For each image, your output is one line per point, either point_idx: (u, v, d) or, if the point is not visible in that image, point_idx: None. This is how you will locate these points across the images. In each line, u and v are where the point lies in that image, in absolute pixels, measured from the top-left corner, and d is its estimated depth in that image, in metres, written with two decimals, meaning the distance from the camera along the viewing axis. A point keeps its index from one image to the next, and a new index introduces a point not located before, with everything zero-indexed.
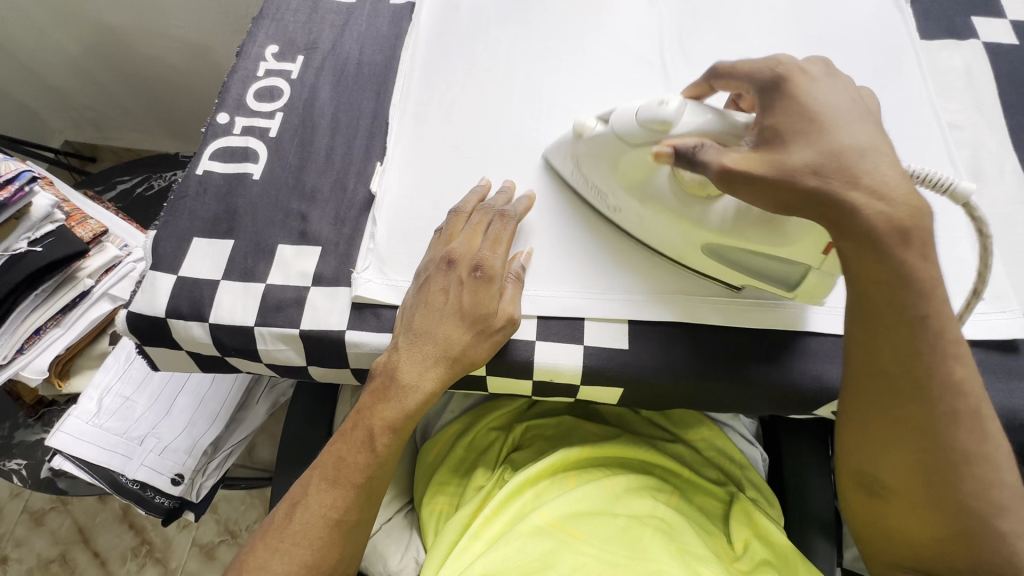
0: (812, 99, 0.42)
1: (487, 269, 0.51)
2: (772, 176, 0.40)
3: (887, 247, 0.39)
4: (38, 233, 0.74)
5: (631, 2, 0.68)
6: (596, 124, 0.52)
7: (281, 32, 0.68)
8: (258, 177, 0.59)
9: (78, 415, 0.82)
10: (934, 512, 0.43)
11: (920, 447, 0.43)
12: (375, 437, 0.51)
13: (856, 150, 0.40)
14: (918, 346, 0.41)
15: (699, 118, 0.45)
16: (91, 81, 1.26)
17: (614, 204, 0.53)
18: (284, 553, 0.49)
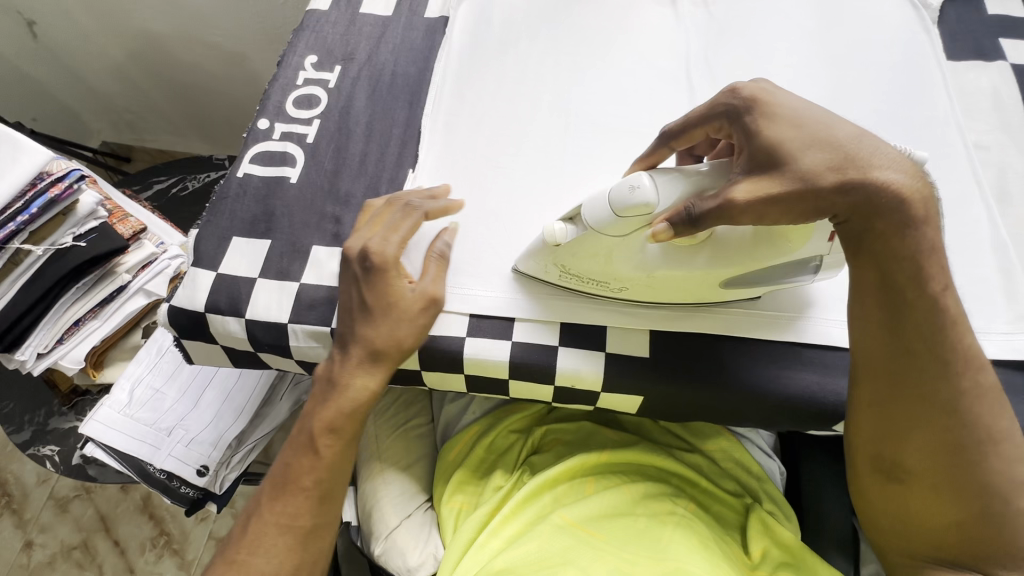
0: (788, 107, 0.44)
1: (375, 258, 0.52)
2: (795, 188, 0.41)
3: (913, 223, 0.42)
4: (82, 229, 0.77)
5: (657, 19, 0.70)
6: (563, 227, 0.49)
7: (320, 43, 0.71)
8: (295, 181, 0.62)
9: (110, 405, 0.85)
10: (955, 493, 0.46)
11: (943, 425, 0.46)
12: (316, 438, 0.54)
13: (855, 140, 0.42)
14: (938, 322, 0.44)
15: (674, 181, 0.44)
16: (131, 85, 1.32)
17: (618, 285, 0.52)
18: (242, 568, 0.52)
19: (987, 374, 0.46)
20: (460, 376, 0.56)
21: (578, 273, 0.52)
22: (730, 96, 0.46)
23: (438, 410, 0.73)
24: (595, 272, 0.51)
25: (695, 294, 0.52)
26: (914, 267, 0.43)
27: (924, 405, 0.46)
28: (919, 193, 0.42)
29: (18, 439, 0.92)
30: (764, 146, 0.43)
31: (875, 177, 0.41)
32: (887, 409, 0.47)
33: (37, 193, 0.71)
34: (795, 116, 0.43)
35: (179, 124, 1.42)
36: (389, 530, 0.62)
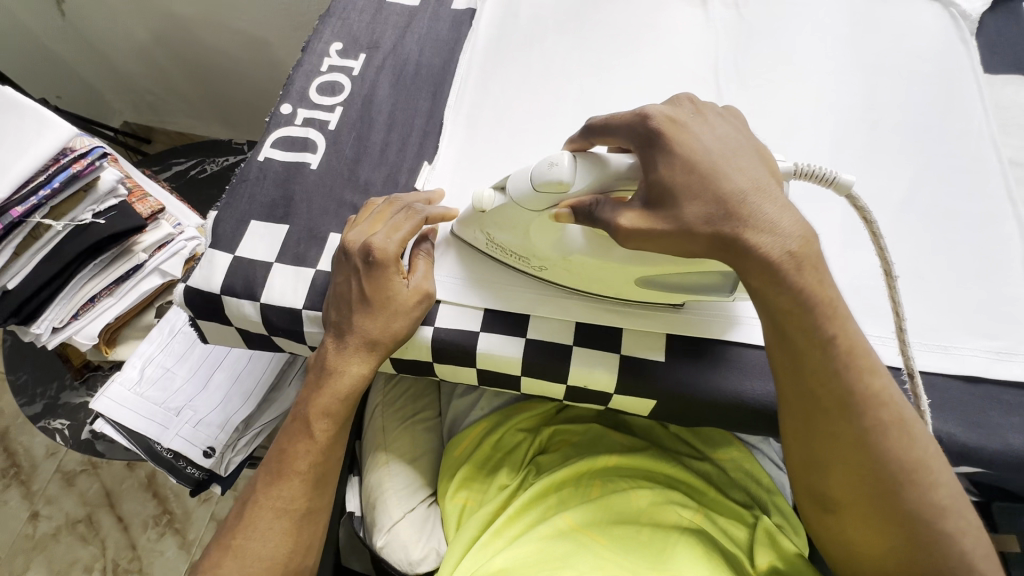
0: (689, 148, 0.42)
1: (377, 254, 0.51)
2: (669, 232, 0.42)
3: (786, 276, 0.41)
4: (102, 207, 0.78)
5: (687, 19, 0.69)
6: (492, 194, 0.50)
7: (346, 31, 0.71)
8: (315, 167, 0.61)
9: (121, 381, 0.85)
10: (882, 523, 0.45)
11: (858, 464, 0.45)
12: (311, 422, 0.54)
13: (739, 195, 0.41)
14: (830, 367, 0.44)
15: (592, 169, 0.45)
16: (154, 66, 1.33)
17: (538, 263, 0.53)
18: (237, 552, 0.53)
19: (893, 409, 0.44)
20: (473, 370, 0.55)
21: (502, 243, 0.53)
22: (641, 122, 0.45)
23: (446, 405, 0.73)
24: (517, 245, 0.52)
25: (613, 288, 0.53)
26: (798, 317, 0.43)
27: (834, 444, 0.45)
28: (790, 252, 0.41)
29: (29, 411, 0.93)
30: (656, 183, 0.43)
31: (749, 236, 0.41)
32: (806, 447, 0.47)
33: (58, 169, 0.72)
34: (691, 158, 0.42)
35: (199, 107, 1.42)
36: (393, 523, 0.61)
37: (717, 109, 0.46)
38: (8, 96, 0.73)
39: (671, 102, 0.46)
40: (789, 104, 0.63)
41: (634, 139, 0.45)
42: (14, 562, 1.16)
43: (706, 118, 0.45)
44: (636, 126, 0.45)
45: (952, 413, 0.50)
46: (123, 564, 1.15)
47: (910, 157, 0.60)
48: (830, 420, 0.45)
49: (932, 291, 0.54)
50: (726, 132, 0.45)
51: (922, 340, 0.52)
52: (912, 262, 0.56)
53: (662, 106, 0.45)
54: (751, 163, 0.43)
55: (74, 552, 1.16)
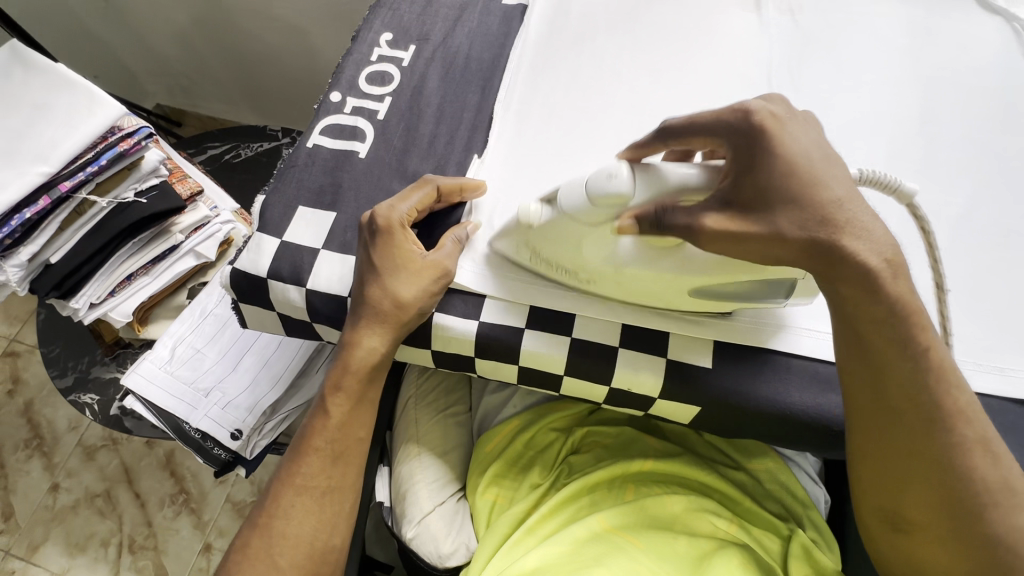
0: (790, 151, 0.41)
1: (381, 222, 0.52)
2: (761, 235, 0.41)
3: (881, 284, 0.41)
4: (144, 185, 0.79)
5: (742, 24, 0.68)
6: (539, 207, 0.50)
7: (396, 22, 0.71)
8: (364, 156, 0.62)
9: (152, 359, 0.87)
10: (957, 540, 0.44)
11: (939, 480, 0.44)
12: (327, 398, 0.55)
13: (835, 203, 0.40)
14: (925, 380, 0.43)
15: (653, 179, 0.44)
16: (191, 50, 1.34)
17: (587, 276, 0.52)
18: (264, 530, 0.53)
19: (978, 426, 0.44)
20: (515, 366, 0.55)
21: (549, 257, 0.52)
22: (740, 119, 0.42)
23: (477, 400, 0.73)
24: (564, 258, 0.51)
25: (664, 299, 0.51)
26: (886, 329, 0.42)
27: (911, 460, 0.44)
28: (887, 260, 0.41)
29: (60, 384, 0.95)
30: (747, 186, 0.42)
31: (847, 244, 0.40)
32: (879, 462, 0.46)
33: (107, 147, 0.72)
34: (790, 159, 0.41)
35: (232, 93, 1.43)
36: (423, 515, 0.62)
37: (805, 114, 0.45)
38: (61, 73, 0.73)
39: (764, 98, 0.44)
40: (845, 114, 0.62)
41: (725, 133, 0.43)
42: (33, 531, 1.18)
43: (800, 119, 0.43)
44: (735, 125, 0.43)
45: (1005, 435, 0.49)
46: (139, 540, 1.16)
47: (969, 174, 0.59)
48: (910, 435, 0.44)
49: (987, 311, 0.53)
50: (818, 136, 0.43)
51: (977, 360, 0.52)
52: (967, 280, 0.55)
53: (762, 101, 0.43)
54: (843, 171, 0.42)
55: (91, 526, 1.18)
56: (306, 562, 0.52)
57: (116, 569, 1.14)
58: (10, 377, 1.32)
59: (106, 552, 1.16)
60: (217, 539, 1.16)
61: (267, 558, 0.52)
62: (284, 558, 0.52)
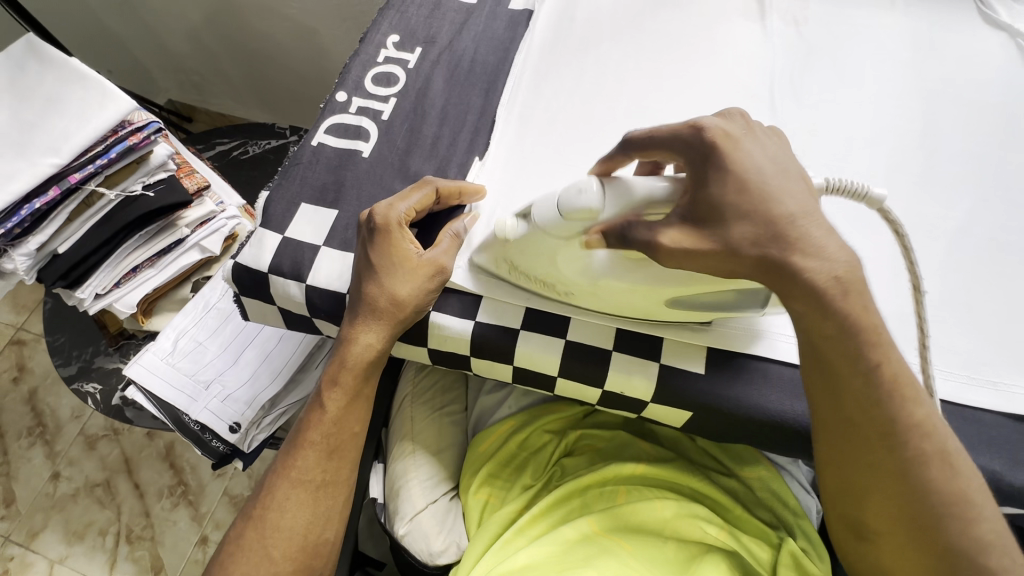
0: (741, 167, 0.42)
1: (380, 220, 0.52)
2: (712, 252, 0.42)
3: (830, 302, 0.41)
4: (152, 179, 0.80)
5: (747, 34, 0.68)
6: (514, 222, 0.50)
7: (403, 24, 0.71)
8: (367, 155, 0.62)
9: (154, 351, 0.88)
10: (917, 550, 0.44)
11: (896, 492, 0.44)
12: (324, 393, 0.55)
13: (788, 219, 0.41)
14: (877, 395, 0.43)
15: (622, 195, 0.44)
16: (203, 47, 1.35)
17: (564, 289, 0.52)
18: (258, 522, 0.54)
19: (936, 440, 0.44)
20: (509, 366, 0.56)
21: (524, 270, 0.53)
22: (692, 133, 0.44)
23: (473, 400, 0.74)
24: (543, 271, 0.52)
25: (643, 309, 0.52)
26: (840, 343, 0.43)
27: (870, 470, 0.45)
28: (837, 277, 0.41)
29: (64, 372, 0.96)
30: (703, 200, 0.42)
31: (798, 260, 0.41)
32: (841, 471, 0.47)
33: (116, 140, 0.73)
34: (742, 178, 0.42)
35: (243, 91, 1.45)
36: (415, 512, 0.62)
37: (764, 127, 0.46)
38: (73, 67, 0.75)
39: (721, 115, 0.45)
40: (845, 126, 0.62)
41: (683, 152, 0.44)
42: (33, 518, 1.19)
43: (757, 135, 0.44)
44: (689, 139, 0.44)
45: (998, 449, 0.49)
46: (136, 531, 1.17)
47: (968, 188, 0.59)
48: (867, 446, 0.44)
49: (983, 325, 0.53)
50: (776, 150, 0.44)
51: (971, 373, 0.52)
52: (963, 293, 0.55)
53: (715, 118, 0.44)
54: (799, 185, 0.43)
55: (90, 514, 1.19)
56: (300, 555, 0.53)
57: (113, 558, 1.15)
58: (16, 364, 1.34)
59: (103, 541, 1.17)
60: (213, 531, 1.17)
61: (261, 549, 0.53)
62: (278, 550, 0.53)
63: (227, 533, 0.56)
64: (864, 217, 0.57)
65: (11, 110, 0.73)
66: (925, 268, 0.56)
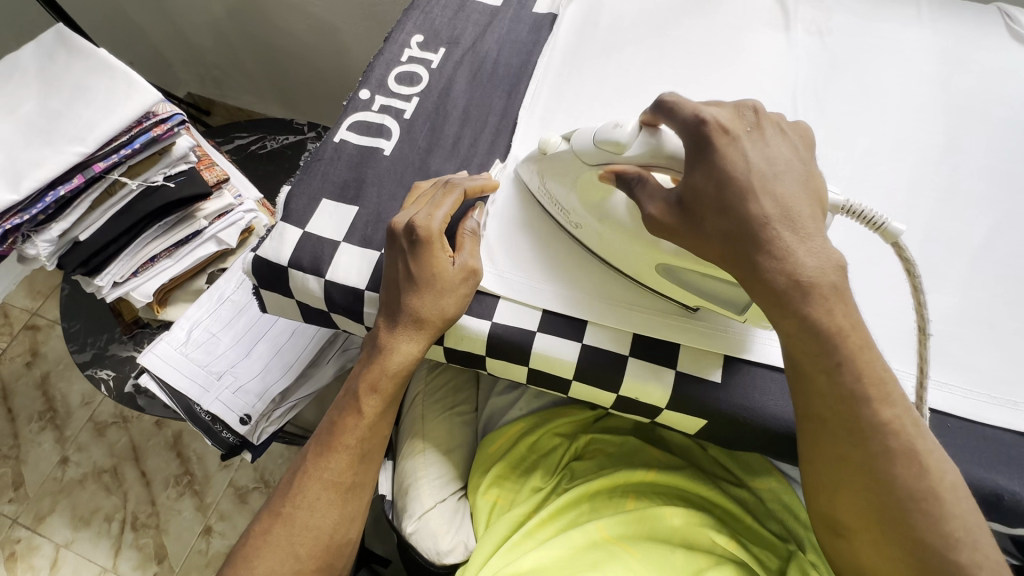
0: (732, 164, 0.43)
1: (422, 231, 0.52)
2: (689, 236, 0.45)
3: (791, 302, 0.42)
4: (174, 171, 0.81)
5: (771, 43, 0.68)
6: (559, 141, 0.54)
7: (428, 24, 0.72)
8: (388, 153, 0.63)
9: (169, 341, 0.88)
10: (892, 548, 0.44)
11: (868, 486, 0.44)
12: (360, 398, 0.55)
13: (765, 218, 0.42)
14: (844, 392, 0.43)
15: (650, 142, 0.47)
16: (225, 42, 1.37)
17: (575, 219, 0.55)
18: (287, 520, 0.54)
19: (904, 438, 0.43)
20: (524, 368, 0.56)
21: (554, 193, 0.56)
22: (695, 123, 0.44)
23: (484, 400, 0.74)
24: (566, 197, 0.55)
25: (634, 268, 0.53)
26: (806, 347, 0.43)
27: (843, 465, 0.44)
28: (799, 281, 0.42)
29: (79, 359, 0.97)
30: (690, 187, 0.44)
31: (760, 258, 0.42)
32: (816, 466, 0.46)
33: (140, 131, 0.74)
34: (729, 172, 0.43)
35: (262, 86, 1.47)
36: (423, 511, 0.62)
37: (778, 122, 0.46)
38: (102, 58, 0.76)
39: (736, 108, 0.45)
40: (869, 139, 0.62)
41: (686, 136, 0.45)
42: (41, 502, 1.21)
43: (762, 135, 0.45)
44: (690, 127, 0.44)
45: (1018, 471, 0.49)
46: (141, 518, 1.18)
47: (992, 206, 0.59)
48: (836, 440, 0.44)
49: (1004, 344, 0.53)
50: (779, 150, 0.44)
51: (991, 394, 0.51)
52: (986, 312, 0.54)
53: (721, 110, 0.45)
54: (793, 187, 0.43)
55: (96, 500, 1.20)
56: (323, 554, 0.54)
57: (118, 545, 1.16)
58: (30, 349, 1.35)
59: (109, 527, 1.18)
60: (217, 522, 1.18)
61: (287, 548, 0.53)
62: (304, 548, 0.53)
63: (249, 525, 0.56)
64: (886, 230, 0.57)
65: (39, 98, 0.74)
66: (944, 283, 0.55)
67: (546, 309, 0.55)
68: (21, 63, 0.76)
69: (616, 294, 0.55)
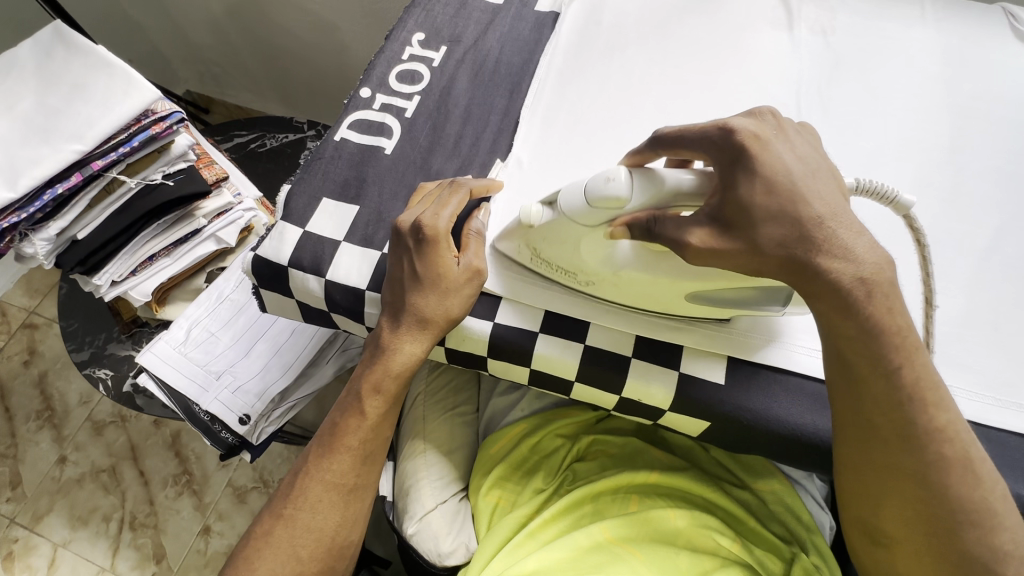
0: (771, 169, 0.42)
1: (428, 231, 0.51)
2: (741, 252, 0.42)
3: (854, 305, 0.41)
4: (173, 169, 0.80)
5: (774, 42, 0.67)
6: (540, 209, 0.50)
7: (429, 22, 0.71)
8: (390, 152, 0.62)
9: (167, 340, 0.88)
10: (927, 554, 0.44)
11: (914, 496, 0.43)
12: (362, 399, 0.54)
13: (817, 219, 0.41)
14: (900, 406, 0.42)
15: (649, 187, 0.44)
16: (224, 40, 1.36)
17: (585, 279, 0.52)
18: (289, 521, 0.53)
19: (958, 446, 0.43)
20: (527, 369, 0.56)
21: (547, 258, 0.53)
22: (722, 135, 0.43)
23: (484, 401, 0.74)
24: (566, 261, 0.52)
25: (662, 303, 0.52)
26: (863, 355, 0.42)
27: (887, 474, 0.44)
28: (862, 278, 0.41)
29: (77, 358, 0.96)
30: (732, 201, 0.42)
31: (823, 261, 0.41)
32: (861, 475, 0.45)
33: (139, 129, 0.73)
34: (772, 177, 0.41)
35: (261, 84, 1.46)
36: (425, 512, 0.62)
37: (794, 124, 0.46)
38: (100, 55, 0.75)
39: (753, 114, 0.45)
40: (873, 139, 0.62)
41: (715, 152, 0.44)
42: (38, 502, 1.20)
43: (788, 135, 0.44)
44: (717, 140, 0.44)
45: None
46: (140, 518, 1.18)
47: (996, 206, 0.58)
48: (885, 450, 0.44)
49: (1009, 346, 0.53)
50: (807, 151, 0.44)
51: (996, 396, 0.51)
52: (991, 313, 0.54)
53: (745, 119, 0.44)
54: (830, 185, 0.42)
55: (94, 500, 1.19)
56: (325, 556, 0.53)
57: (116, 544, 1.16)
58: (27, 347, 1.35)
59: (107, 527, 1.17)
60: (216, 522, 1.17)
61: (289, 549, 0.52)
62: (306, 550, 0.53)
63: (250, 526, 0.56)
64: (891, 232, 0.56)
65: (37, 95, 0.73)
66: (949, 284, 0.55)
67: (546, 309, 0.55)
68: (18, 60, 0.75)
69: (643, 330, 0.54)
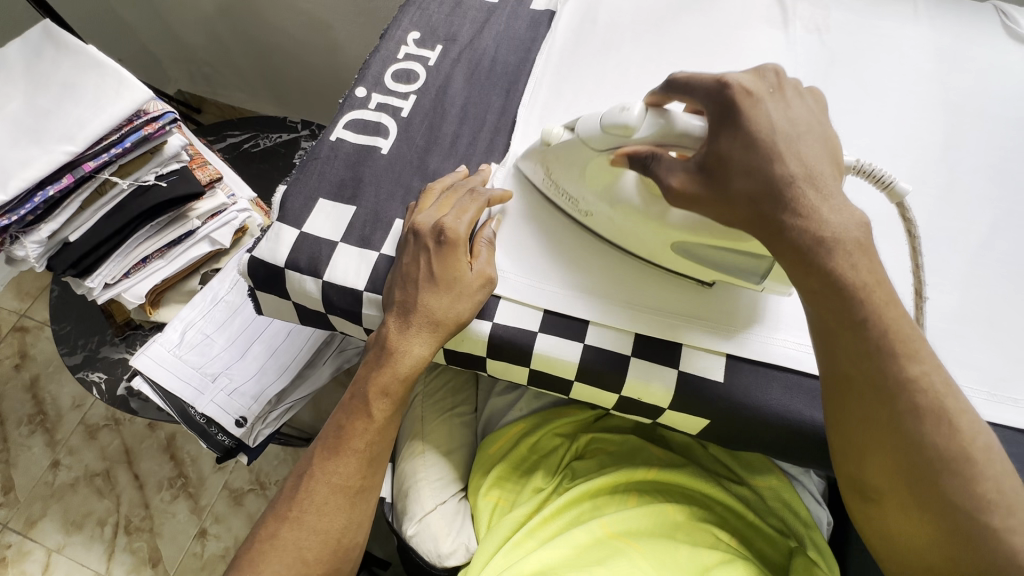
0: (759, 126, 0.43)
1: (450, 234, 0.52)
2: (716, 201, 0.44)
3: (845, 300, 0.42)
4: (166, 170, 0.79)
5: (769, 39, 0.68)
6: (561, 131, 0.54)
7: (424, 21, 0.71)
8: (386, 152, 0.62)
9: (162, 342, 0.87)
10: (915, 510, 0.43)
11: (897, 453, 0.43)
12: (369, 402, 0.54)
13: (789, 179, 0.42)
14: (892, 393, 0.42)
15: (660, 123, 0.47)
16: (216, 39, 1.35)
17: (584, 207, 0.55)
18: (294, 523, 0.53)
19: (933, 397, 0.42)
20: (526, 369, 0.55)
21: (559, 184, 0.56)
22: (719, 87, 0.45)
23: (483, 402, 0.74)
24: (572, 185, 0.54)
25: (651, 251, 0.53)
26: (851, 339, 0.43)
27: (869, 428, 0.43)
28: (834, 242, 0.41)
29: (70, 361, 0.95)
30: (716, 152, 0.44)
31: (788, 218, 0.42)
32: (846, 432, 0.45)
33: (131, 129, 0.72)
34: (755, 134, 0.43)
35: (254, 83, 1.45)
36: (424, 513, 0.62)
37: (796, 87, 0.46)
38: (91, 55, 0.74)
39: (756, 71, 0.46)
40: (868, 137, 0.62)
41: (710, 104, 0.45)
42: (32, 506, 1.19)
43: (784, 95, 0.45)
44: (713, 91, 0.45)
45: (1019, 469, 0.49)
46: (135, 522, 1.17)
47: (990, 203, 0.59)
48: (864, 405, 0.43)
49: (1003, 342, 0.53)
50: (800, 113, 0.44)
51: (991, 391, 0.51)
52: (985, 309, 0.54)
53: (744, 75, 0.45)
54: (815, 147, 0.43)
55: (89, 504, 1.18)
56: (331, 559, 0.53)
57: (111, 549, 1.15)
58: (18, 351, 1.33)
59: (102, 531, 1.16)
60: (213, 525, 1.16)
61: (294, 551, 0.52)
62: (311, 553, 0.52)
63: (253, 528, 0.55)
64: (886, 229, 0.57)
65: (27, 96, 0.72)
66: (944, 280, 0.56)
67: (547, 308, 0.54)
68: (7, 60, 0.74)
69: (631, 275, 0.55)
